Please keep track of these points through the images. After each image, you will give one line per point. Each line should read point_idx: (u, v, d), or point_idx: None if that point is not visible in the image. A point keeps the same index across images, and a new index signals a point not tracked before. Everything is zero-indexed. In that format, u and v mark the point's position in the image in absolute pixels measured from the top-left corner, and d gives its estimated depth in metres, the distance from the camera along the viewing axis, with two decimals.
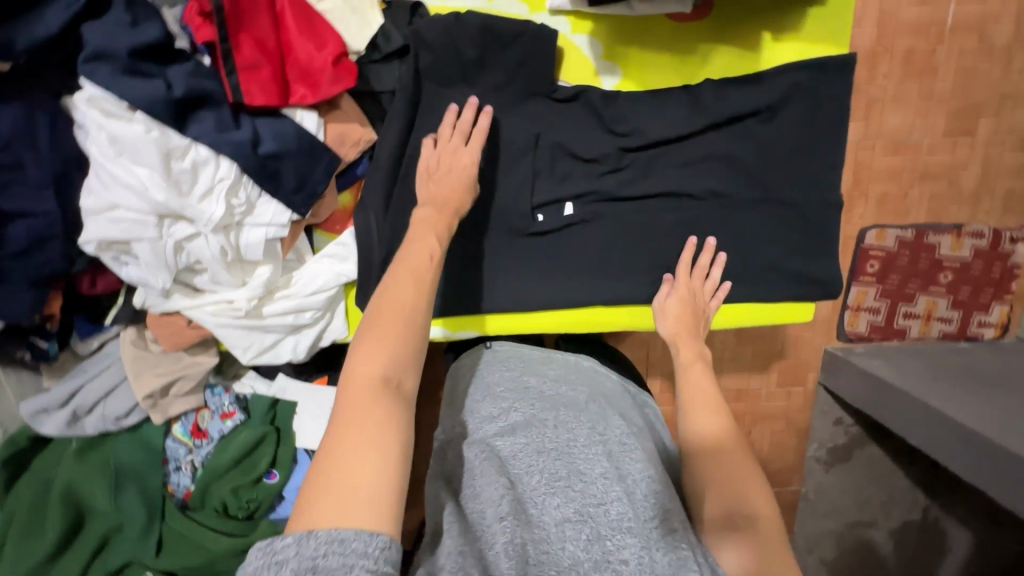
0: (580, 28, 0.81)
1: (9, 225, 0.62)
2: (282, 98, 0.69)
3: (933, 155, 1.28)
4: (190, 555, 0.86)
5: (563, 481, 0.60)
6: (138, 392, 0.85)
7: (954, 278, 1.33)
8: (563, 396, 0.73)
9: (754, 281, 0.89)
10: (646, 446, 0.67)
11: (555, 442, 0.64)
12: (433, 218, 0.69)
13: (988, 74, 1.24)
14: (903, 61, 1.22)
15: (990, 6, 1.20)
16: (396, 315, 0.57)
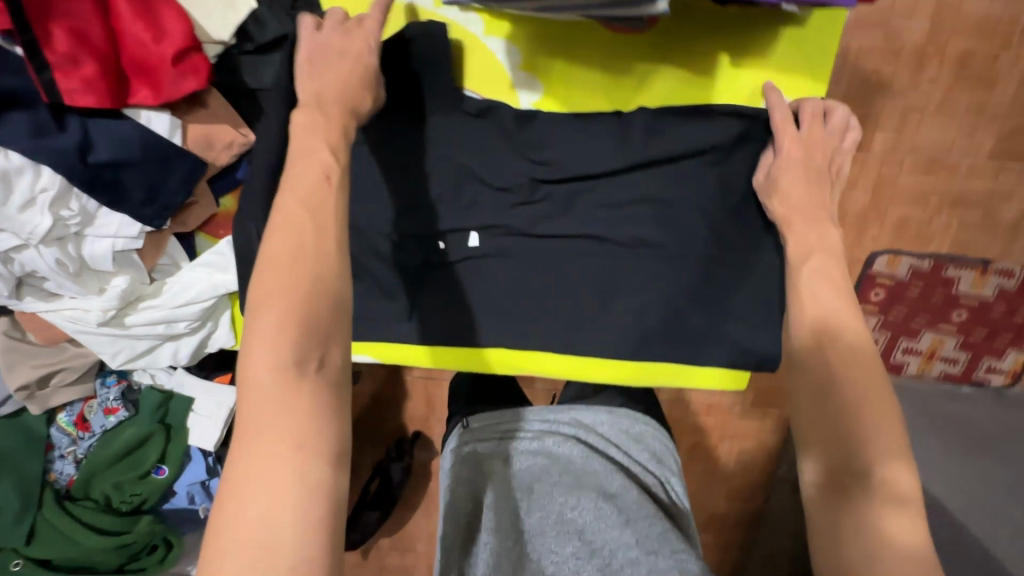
0: (495, 30, 0.67)
1: None
2: (119, 99, 0.60)
3: (970, 181, 1.06)
4: (62, 547, 0.85)
5: (535, 565, 0.56)
6: (12, 384, 0.82)
7: (968, 316, 1.13)
8: (538, 458, 0.68)
9: (685, 342, 0.76)
10: (627, 503, 0.62)
11: (529, 529, 0.60)
12: (322, 117, 0.55)
13: None
14: (957, 66, 0.99)
15: None
16: (276, 296, 0.46)
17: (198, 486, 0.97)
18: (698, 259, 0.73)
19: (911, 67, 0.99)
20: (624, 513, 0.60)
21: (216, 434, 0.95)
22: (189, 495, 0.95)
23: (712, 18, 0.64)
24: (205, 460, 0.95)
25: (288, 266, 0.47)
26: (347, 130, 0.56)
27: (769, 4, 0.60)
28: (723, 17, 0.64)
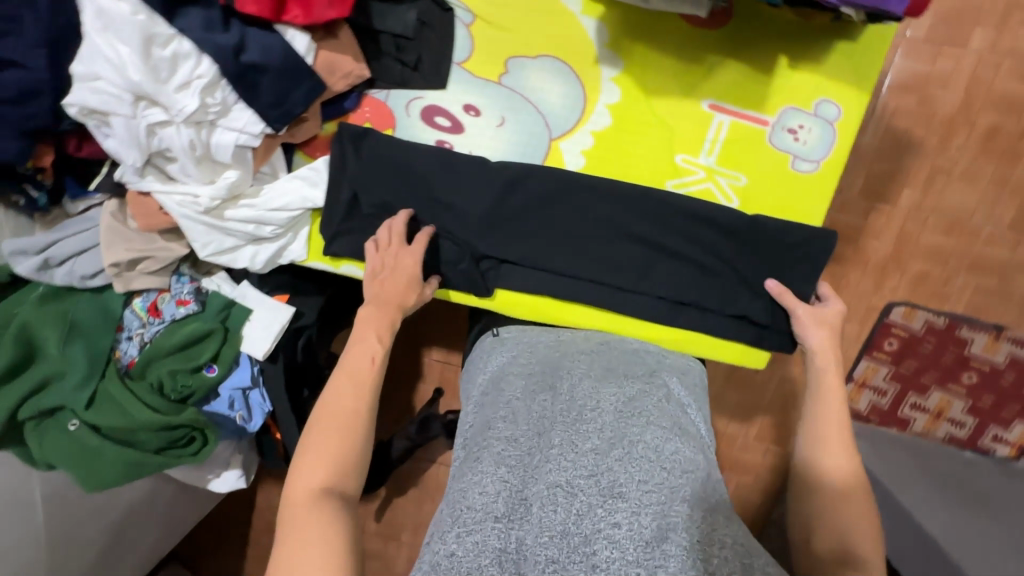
0: (591, 10, 0.78)
1: (2, 72, 0.67)
2: (275, 13, 0.71)
3: (990, 246, 1.32)
4: (115, 417, 0.92)
5: (555, 450, 0.62)
6: (106, 259, 0.91)
7: (977, 380, 1.36)
8: (563, 365, 0.74)
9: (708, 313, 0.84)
10: (641, 404, 0.68)
11: (549, 418, 0.66)
12: (382, 308, 0.77)
13: None
14: (984, 137, 1.27)
15: None
16: (335, 423, 0.68)
17: (240, 393, 1.05)
18: (720, 253, 0.82)
19: (939, 133, 1.28)
20: (641, 416, 0.66)
21: (267, 345, 1.03)
22: (230, 399, 1.03)
23: (779, 24, 0.75)
24: (251, 368, 1.04)
25: (360, 377, 0.72)
26: (393, 322, 0.78)
27: (833, 14, 0.71)
28: (789, 24, 0.74)
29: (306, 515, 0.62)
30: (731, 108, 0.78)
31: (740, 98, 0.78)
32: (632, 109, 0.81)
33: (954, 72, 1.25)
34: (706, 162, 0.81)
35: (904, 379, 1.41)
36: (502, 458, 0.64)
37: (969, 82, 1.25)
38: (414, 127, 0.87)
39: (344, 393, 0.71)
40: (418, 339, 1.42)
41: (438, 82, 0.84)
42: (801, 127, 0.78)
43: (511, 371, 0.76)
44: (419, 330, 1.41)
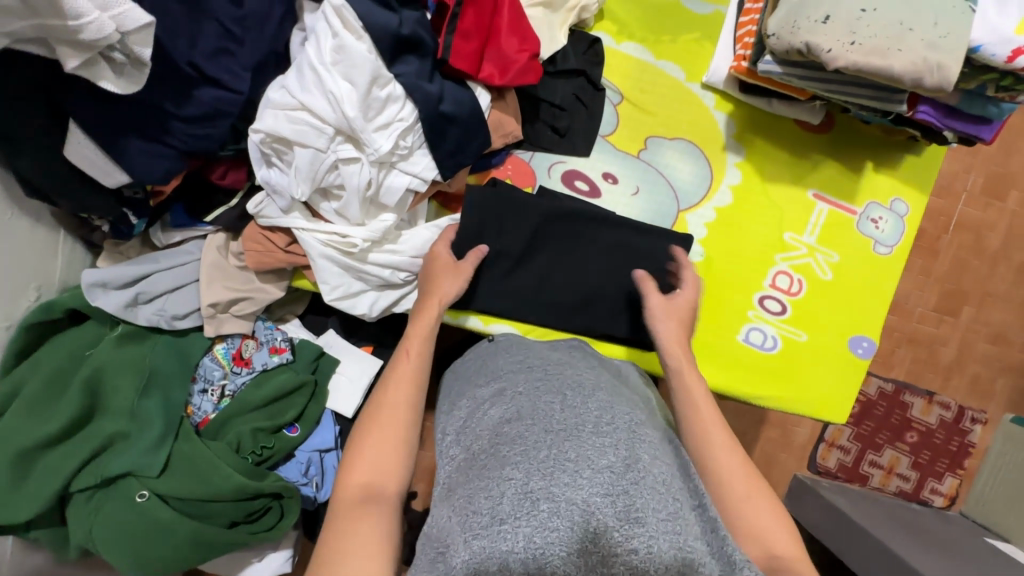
0: (722, 106, 0.92)
1: (198, 88, 0.62)
2: (474, 70, 0.74)
3: (922, 323, 1.57)
4: (191, 485, 0.77)
5: (573, 462, 0.51)
6: (204, 298, 0.81)
7: (918, 439, 1.55)
8: (572, 379, 0.66)
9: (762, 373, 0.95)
10: (654, 437, 0.59)
11: (563, 425, 0.56)
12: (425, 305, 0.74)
13: (978, 268, 1.57)
14: (915, 238, 1.56)
15: (988, 216, 1.56)
16: (385, 419, 0.62)
17: (318, 455, 0.92)
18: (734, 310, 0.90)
19: None
20: (653, 445, 0.57)
21: (356, 402, 0.94)
22: (309, 463, 0.90)
23: (867, 137, 0.94)
24: (335, 429, 0.93)
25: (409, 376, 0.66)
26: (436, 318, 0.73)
27: (910, 136, 0.91)
28: (875, 140, 0.94)
29: (349, 520, 0.54)
30: (830, 198, 0.94)
31: (837, 191, 0.94)
32: (751, 190, 0.93)
33: None
34: (808, 240, 0.94)
35: (864, 438, 1.55)
36: (509, 459, 0.53)
37: None
38: (554, 187, 0.91)
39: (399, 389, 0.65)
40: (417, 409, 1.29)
41: (583, 151, 0.90)
42: (880, 219, 0.95)
43: (515, 377, 0.67)
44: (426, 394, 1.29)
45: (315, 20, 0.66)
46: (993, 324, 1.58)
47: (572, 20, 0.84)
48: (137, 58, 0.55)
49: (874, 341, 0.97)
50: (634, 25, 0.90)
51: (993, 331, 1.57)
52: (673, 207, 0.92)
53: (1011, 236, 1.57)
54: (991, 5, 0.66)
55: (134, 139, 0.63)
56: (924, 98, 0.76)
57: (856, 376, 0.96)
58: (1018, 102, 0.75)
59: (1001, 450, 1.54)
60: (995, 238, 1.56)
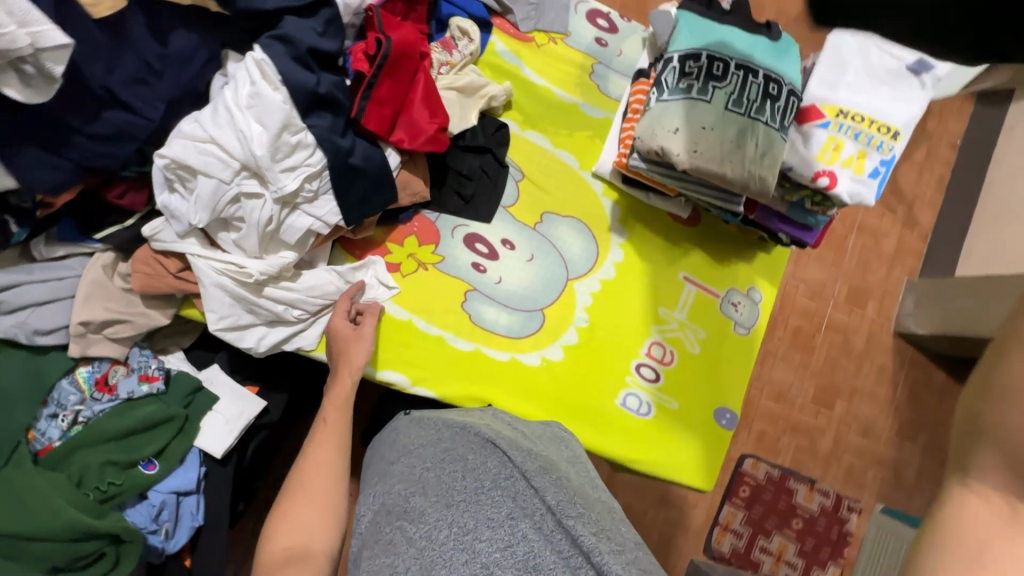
0: (609, 193, 1.06)
1: (109, 109, 0.66)
2: (385, 133, 0.83)
3: (802, 414, 1.72)
4: (8, 518, 0.71)
5: (470, 531, 0.56)
6: (76, 315, 0.78)
7: (803, 526, 1.64)
8: (473, 440, 0.70)
9: (640, 435, 1.02)
10: (555, 477, 0.64)
11: (463, 491, 0.61)
12: (342, 371, 0.84)
13: (846, 366, 1.77)
14: (793, 334, 1.75)
15: (852, 320, 1.79)
16: (306, 487, 0.72)
17: (174, 499, 0.86)
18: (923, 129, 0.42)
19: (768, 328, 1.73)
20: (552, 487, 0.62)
21: (227, 442, 0.89)
22: (160, 506, 0.83)
23: (727, 234, 1.10)
24: (199, 469, 0.88)
25: (324, 443, 0.77)
26: (348, 384, 0.83)
27: (759, 236, 1.09)
28: (733, 237, 1.10)
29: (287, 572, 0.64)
30: (698, 281, 1.08)
31: (703, 275, 1.08)
32: (631, 268, 1.05)
33: None
34: (680, 316, 1.06)
35: (755, 523, 1.62)
36: (411, 538, 0.57)
37: (785, 294, 1.76)
38: (456, 247, 0.99)
39: (322, 451, 0.76)
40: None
41: (485, 217, 1.00)
42: (739, 302, 1.09)
43: (423, 448, 0.72)
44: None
45: (238, 70, 0.72)
46: (862, 419, 1.75)
47: (483, 106, 0.97)
48: (48, 72, 0.58)
49: (736, 413, 1.07)
50: (538, 118, 1.04)
51: (863, 425, 1.75)
52: (564, 276, 1.03)
53: (873, 340, 1.79)
54: (797, 138, 0.85)
55: (32, 149, 0.64)
56: (760, 204, 0.93)
57: (721, 443, 1.06)
58: (830, 216, 0.93)
59: (875, 540, 1.64)
60: (859, 340, 1.78)
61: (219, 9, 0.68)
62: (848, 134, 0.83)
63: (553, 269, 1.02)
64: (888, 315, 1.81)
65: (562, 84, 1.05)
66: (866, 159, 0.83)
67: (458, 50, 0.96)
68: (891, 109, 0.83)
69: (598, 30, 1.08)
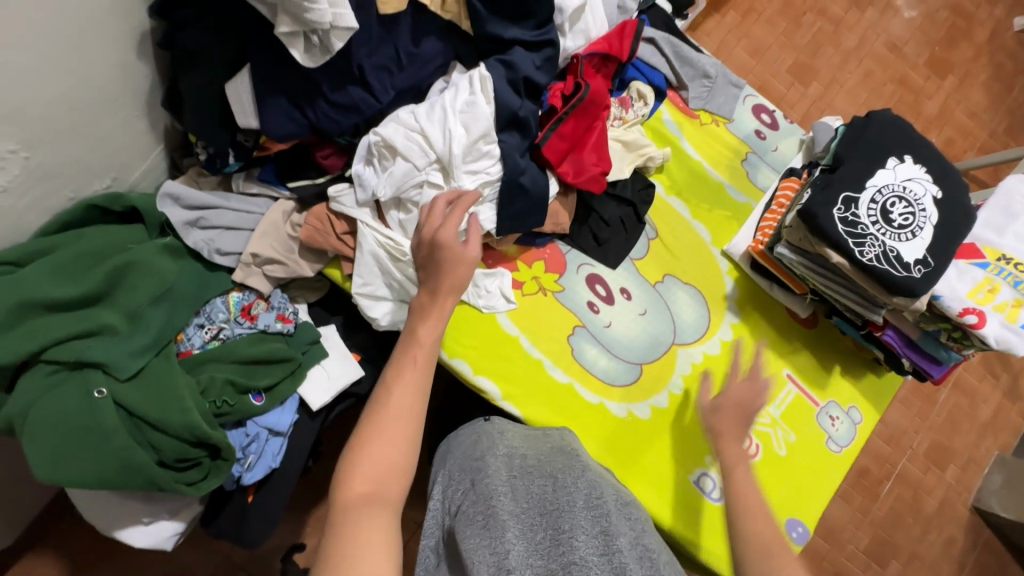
0: (733, 273, 1.08)
1: (352, 85, 0.77)
2: (556, 163, 0.90)
3: (852, 562, 1.58)
4: (148, 402, 0.77)
5: (566, 532, 0.63)
6: (250, 246, 0.88)
7: None
8: (563, 464, 0.78)
9: (706, 521, 0.98)
10: (640, 514, 0.71)
11: (558, 502, 0.68)
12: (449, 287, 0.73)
13: (911, 526, 1.63)
14: (859, 473, 1.63)
15: (928, 478, 1.66)
16: (391, 414, 0.63)
17: (264, 434, 0.90)
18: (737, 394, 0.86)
19: None
20: (639, 523, 0.68)
21: (324, 398, 0.94)
22: (253, 436, 0.89)
23: (841, 346, 1.09)
24: (293, 414, 0.93)
25: (417, 366, 0.68)
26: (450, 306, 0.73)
27: (874, 357, 1.06)
28: (848, 350, 1.08)
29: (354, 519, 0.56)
30: (800, 383, 1.06)
31: (808, 379, 1.06)
32: (737, 351, 1.05)
33: None
34: (774, 412, 1.04)
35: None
36: (508, 529, 0.63)
37: None
38: (577, 282, 1.03)
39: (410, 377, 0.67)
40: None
41: (611, 263, 1.05)
42: (837, 418, 1.06)
43: (512, 461, 0.79)
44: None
45: (461, 81, 0.82)
46: None
47: (639, 163, 1.03)
48: (328, 45, 0.69)
49: (808, 529, 1.02)
50: (684, 186, 1.09)
51: None
52: (670, 340, 1.04)
53: (947, 506, 1.65)
54: (953, 271, 0.84)
55: (281, 101, 0.76)
56: (892, 324, 0.93)
57: None
58: (962, 354, 0.90)
59: None
60: (931, 502, 1.65)
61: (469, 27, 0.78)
62: (1006, 280, 0.82)
63: (665, 332, 1.04)
64: (968, 486, 1.68)
65: (714, 162, 1.10)
66: (1022, 309, 0.81)
67: (633, 109, 1.03)
68: None
69: (760, 123, 1.14)
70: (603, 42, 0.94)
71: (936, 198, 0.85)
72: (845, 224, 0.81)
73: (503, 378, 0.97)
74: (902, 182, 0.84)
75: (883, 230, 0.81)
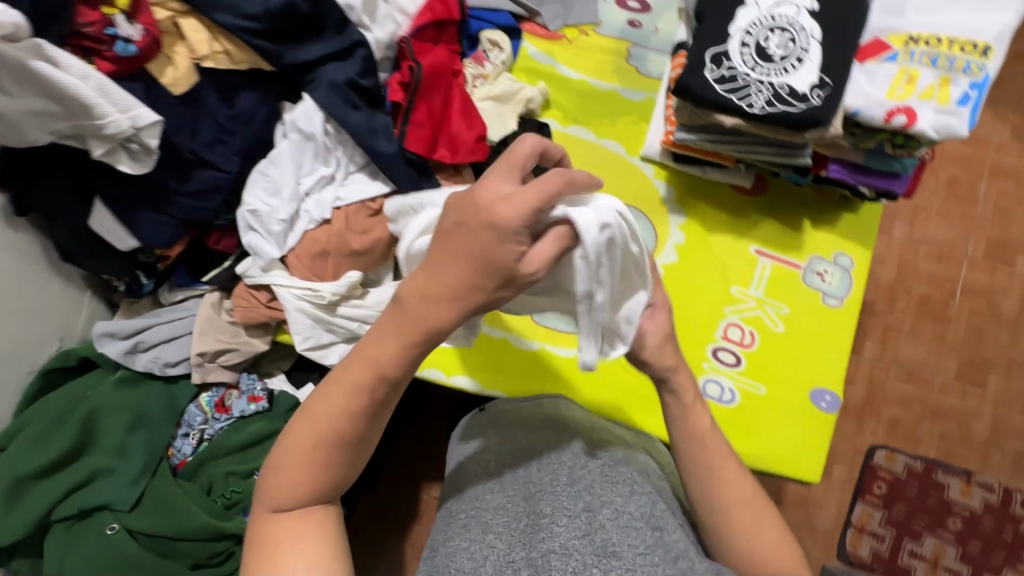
0: (661, 175, 1.02)
1: (197, 170, 0.78)
2: (428, 152, 0.88)
3: (945, 395, 1.49)
4: (160, 519, 0.83)
5: (547, 517, 0.66)
6: (194, 347, 0.92)
7: (963, 526, 1.40)
8: (545, 436, 0.78)
9: (727, 426, 0.96)
10: (629, 468, 0.72)
11: (540, 487, 0.71)
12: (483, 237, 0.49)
13: (997, 336, 1.52)
14: (919, 304, 1.54)
15: (996, 281, 1.55)
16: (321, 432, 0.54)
17: None
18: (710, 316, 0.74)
19: (885, 297, 1.54)
20: (625, 483, 0.70)
21: None
22: None
23: (802, 198, 1.01)
24: None
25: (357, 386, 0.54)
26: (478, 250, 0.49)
27: (841, 195, 0.98)
28: (812, 199, 1.00)
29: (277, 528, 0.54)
30: (772, 253, 0.99)
31: (780, 246, 1.00)
32: (694, 248, 1.00)
33: (886, 253, 1.58)
34: (755, 293, 0.99)
35: (899, 525, 1.42)
36: (490, 526, 0.69)
37: (901, 262, 1.56)
38: None
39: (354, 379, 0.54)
40: (408, 478, 1.29)
41: None
42: (825, 271, 0.99)
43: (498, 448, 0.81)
44: (419, 460, 1.29)
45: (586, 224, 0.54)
46: None
47: (521, 109, 0.99)
48: (148, 147, 0.70)
49: (837, 394, 0.96)
50: (577, 111, 1.03)
51: None
52: None
53: None
54: (861, 77, 0.75)
55: (147, 211, 0.79)
56: (832, 158, 0.85)
57: (824, 429, 0.95)
58: (918, 157, 0.81)
59: None
60: (1010, 303, 1.53)
61: (269, 66, 0.78)
62: (923, 63, 0.73)
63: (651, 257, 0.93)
64: None
65: (598, 73, 1.04)
66: (951, 85, 0.72)
67: (490, 60, 0.99)
68: (975, 24, 0.72)
69: (630, 13, 1.06)
70: (425, 12, 0.90)
71: (812, 10, 0.75)
72: (722, 84, 0.74)
73: (477, 368, 0.97)
74: (768, 12, 0.76)
75: (763, 70, 0.74)
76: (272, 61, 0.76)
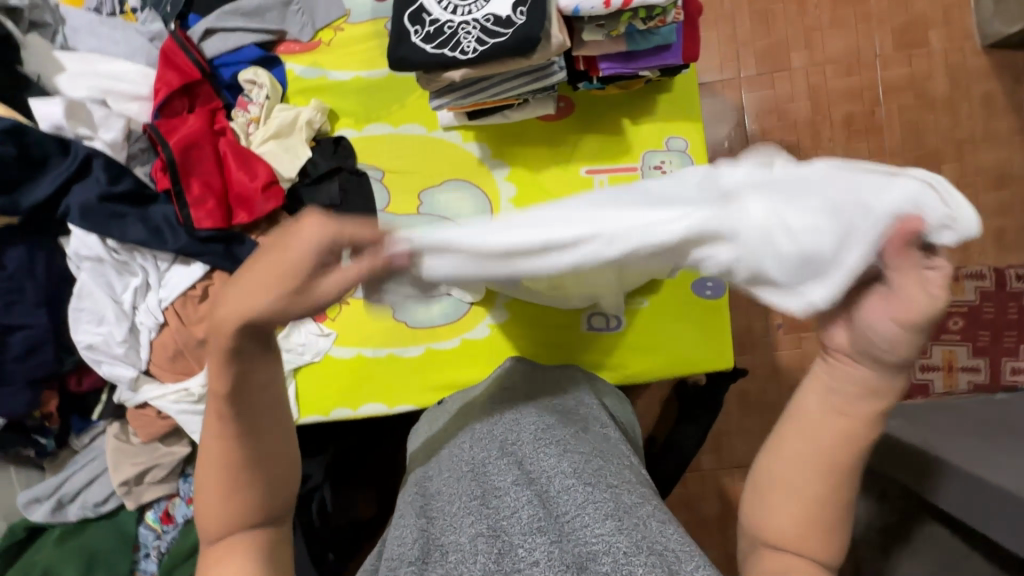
0: (469, 137, 0.97)
1: (10, 336, 0.81)
2: (226, 220, 0.88)
3: None
4: None
5: (477, 498, 0.53)
6: (115, 479, 0.95)
7: (965, 321, 1.25)
8: (488, 409, 0.67)
9: (624, 351, 0.95)
10: (567, 433, 0.60)
11: (472, 464, 0.58)
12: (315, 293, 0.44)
13: (936, 124, 1.29)
14: (846, 125, 1.30)
15: (916, 68, 1.29)
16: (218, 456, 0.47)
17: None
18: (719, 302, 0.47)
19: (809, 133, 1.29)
20: (560, 445, 0.57)
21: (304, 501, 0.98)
22: None
23: (610, 101, 0.95)
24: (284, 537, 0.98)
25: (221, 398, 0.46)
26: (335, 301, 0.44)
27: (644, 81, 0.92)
28: (621, 98, 0.95)
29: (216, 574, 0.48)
30: (604, 167, 0.95)
31: (609, 157, 0.95)
32: (530, 194, 0.95)
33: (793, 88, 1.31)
34: None
35: None
36: (428, 513, 0.55)
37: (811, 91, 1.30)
38: None
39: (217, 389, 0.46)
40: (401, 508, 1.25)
41: None
42: (663, 162, 0.93)
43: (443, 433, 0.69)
44: None
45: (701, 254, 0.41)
46: (990, 167, 1.28)
47: (308, 134, 0.95)
48: None
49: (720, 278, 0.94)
50: (365, 111, 0.99)
51: (995, 174, 1.27)
52: None
53: (957, 75, 1.28)
54: None
55: None
56: (598, 57, 0.80)
57: (716, 316, 0.93)
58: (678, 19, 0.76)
59: None
60: (937, 85, 1.28)
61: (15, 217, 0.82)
62: None
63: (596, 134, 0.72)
64: (963, 33, 1.29)
65: (368, 64, 0.99)
66: None
67: (253, 101, 0.95)
68: None
69: None
70: (162, 86, 0.89)
71: None
72: (430, 41, 0.69)
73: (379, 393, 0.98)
74: None
75: (462, 11, 0.69)
76: (9, 211, 0.80)
